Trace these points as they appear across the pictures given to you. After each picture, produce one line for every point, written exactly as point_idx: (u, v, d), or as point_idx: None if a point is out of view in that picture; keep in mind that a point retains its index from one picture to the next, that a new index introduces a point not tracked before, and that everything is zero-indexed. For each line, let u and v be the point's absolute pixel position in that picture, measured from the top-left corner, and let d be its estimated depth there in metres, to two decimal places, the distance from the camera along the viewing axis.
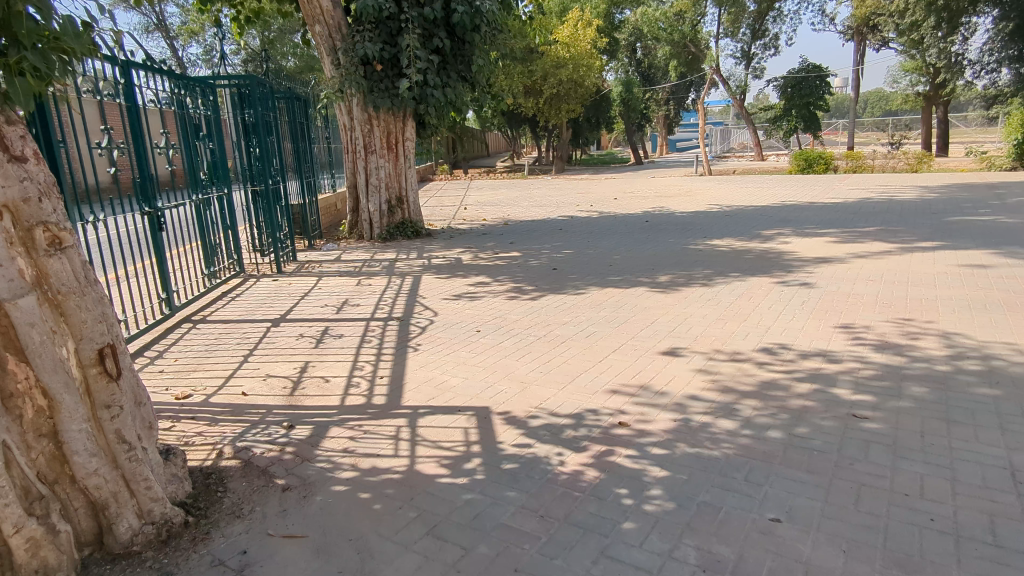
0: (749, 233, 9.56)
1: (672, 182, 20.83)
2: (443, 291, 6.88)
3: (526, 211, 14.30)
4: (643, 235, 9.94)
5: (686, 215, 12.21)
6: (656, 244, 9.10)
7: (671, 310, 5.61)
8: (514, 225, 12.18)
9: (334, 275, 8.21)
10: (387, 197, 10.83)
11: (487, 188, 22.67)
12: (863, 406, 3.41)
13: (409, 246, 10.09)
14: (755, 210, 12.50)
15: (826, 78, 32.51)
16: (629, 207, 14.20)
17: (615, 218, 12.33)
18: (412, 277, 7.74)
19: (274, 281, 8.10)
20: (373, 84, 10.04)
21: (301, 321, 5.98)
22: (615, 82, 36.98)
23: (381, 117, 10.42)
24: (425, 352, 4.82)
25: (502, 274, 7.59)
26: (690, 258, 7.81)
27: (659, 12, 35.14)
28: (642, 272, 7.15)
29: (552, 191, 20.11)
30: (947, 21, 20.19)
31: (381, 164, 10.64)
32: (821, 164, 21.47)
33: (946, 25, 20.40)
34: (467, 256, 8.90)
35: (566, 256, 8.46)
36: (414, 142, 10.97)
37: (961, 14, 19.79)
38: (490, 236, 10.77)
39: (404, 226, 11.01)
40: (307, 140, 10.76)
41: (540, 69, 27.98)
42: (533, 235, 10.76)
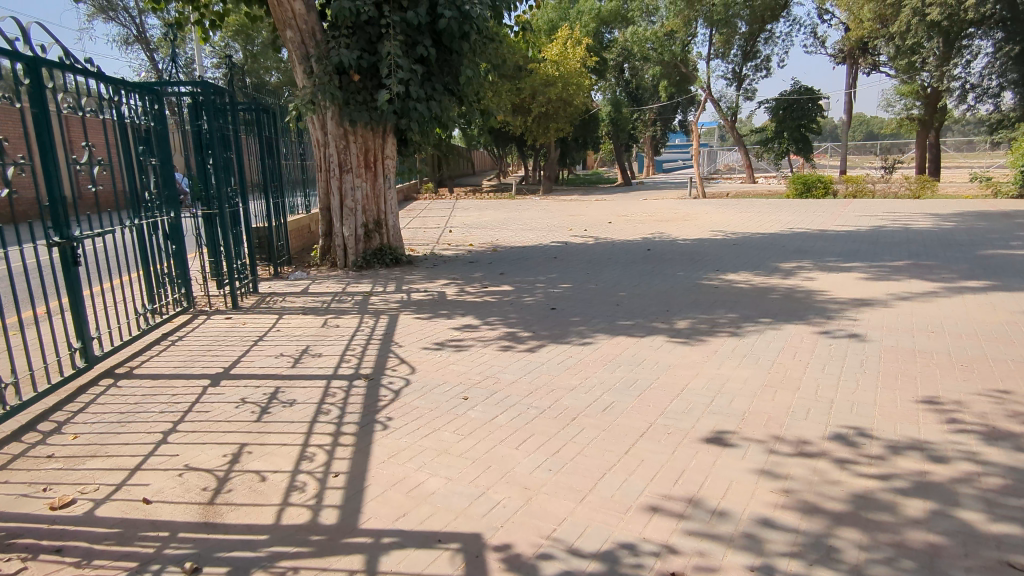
0: (766, 267, 8.65)
1: (667, 206, 20.04)
2: (424, 337, 5.82)
3: (516, 235, 13.32)
4: (648, 268, 8.96)
5: (690, 243, 11.30)
6: (663, 279, 8.13)
7: (702, 370, 4.59)
8: (504, 252, 11.16)
9: (296, 311, 7.09)
10: (363, 221, 9.76)
11: (471, 209, 21.63)
12: (1017, 548, 2.41)
13: (387, 276, 9.02)
14: (763, 238, 11.62)
15: (818, 100, 32.22)
16: (626, 233, 13.28)
17: (613, 246, 11.37)
18: (388, 317, 6.67)
19: (227, 318, 6.95)
20: (348, 96, 9.06)
21: (249, 375, 4.87)
22: (605, 102, 36.44)
23: (358, 132, 9.43)
24: (397, 430, 3.75)
25: (492, 315, 6.55)
26: (708, 298, 6.85)
27: (649, 32, 34.77)
28: (655, 317, 6.15)
29: (542, 213, 19.21)
30: (948, 44, 19.80)
31: (358, 184, 9.60)
32: (820, 188, 20.86)
33: (947, 48, 20.01)
34: (452, 291, 7.86)
35: (565, 293, 7.44)
36: (394, 161, 9.97)
37: (963, 37, 19.41)
38: (478, 265, 9.76)
39: (382, 253, 9.93)
40: (275, 157, 9.67)
41: (529, 87, 27.24)
42: (525, 264, 9.75)
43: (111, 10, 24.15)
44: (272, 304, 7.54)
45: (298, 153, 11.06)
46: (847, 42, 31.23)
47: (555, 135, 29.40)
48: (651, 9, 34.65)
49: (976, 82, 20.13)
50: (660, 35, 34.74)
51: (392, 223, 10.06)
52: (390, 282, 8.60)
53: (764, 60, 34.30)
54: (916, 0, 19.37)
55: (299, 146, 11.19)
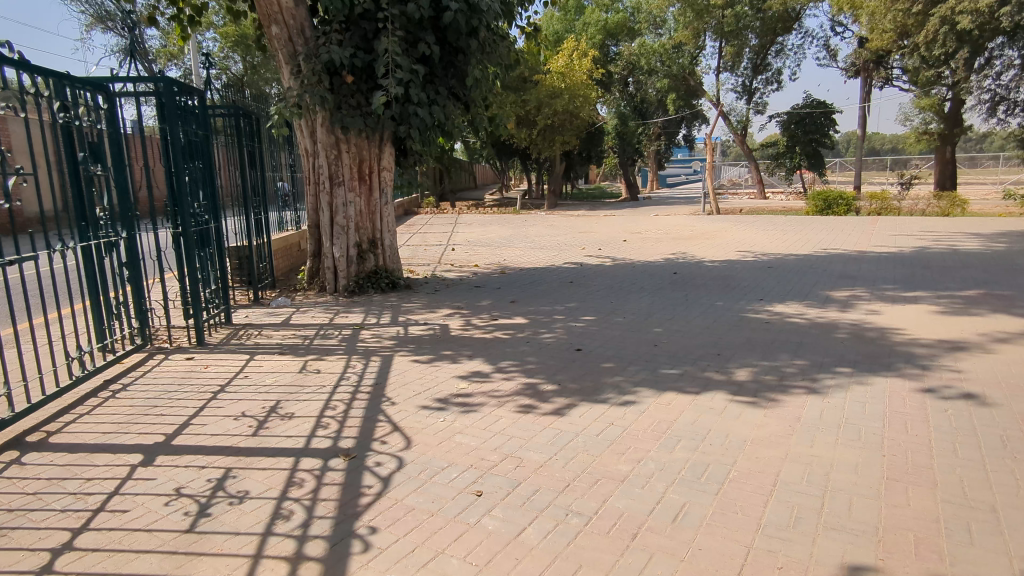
0: (816, 296, 7.57)
1: (682, 222, 19.00)
2: (423, 389, 4.70)
3: (524, 255, 12.23)
4: (679, 296, 7.86)
5: (718, 266, 10.23)
6: (701, 311, 7.02)
7: (791, 450, 3.46)
8: (513, 274, 10.05)
9: (270, 351, 5.95)
10: (355, 240, 8.65)
11: (475, 225, 20.60)
12: None
13: (382, 304, 7.91)
14: (799, 260, 10.51)
15: (832, 115, 31.31)
16: (644, 253, 12.22)
17: (633, 268, 10.27)
18: (380, 358, 5.56)
19: (188, 358, 5.81)
20: (338, 98, 8.01)
21: (193, 450, 3.74)
22: (611, 115, 35.58)
23: (352, 141, 8.40)
24: (384, 553, 2.63)
25: (505, 357, 5.44)
26: (762, 337, 5.76)
27: (658, 44, 33.97)
28: (706, 364, 5.02)
29: (550, 229, 18.16)
30: (977, 55, 18.87)
31: (351, 199, 8.53)
32: (841, 205, 19.88)
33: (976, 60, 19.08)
34: (456, 324, 6.75)
35: (590, 330, 6.32)
36: (392, 173, 8.91)
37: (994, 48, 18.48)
38: (485, 290, 8.67)
39: (377, 277, 8.82)
40: (258, 168, 8.59)
41: (534, 98, 26.22)
42: (538, 289, 8.65)
43: (109, 19, 23.21)
44: (244, 340, 6.37)
45: (284, 165, 9.99)
46: (862, 54, 30.34)
47: (560, 149, 28.43)
48: (659, 21, 33.84)
49: (1006, 95, 19.17)
50: (668, 48, 33.91)
51: (389, 243, 8.96)
52: (385, 311, 7.50)
53: (775, 73, 33.49)
54: (944, 9, 18.46)
55: (286, 157, 10.12)
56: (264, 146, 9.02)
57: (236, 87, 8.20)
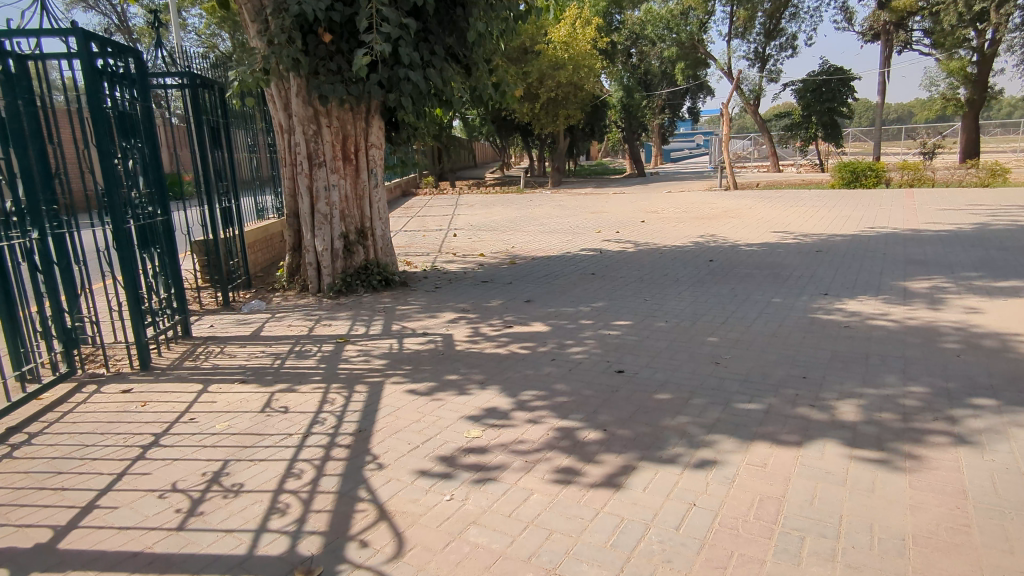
0: (890, 288, 6.35)
1: (700, 199, 17.74)
2: (421, 439, 3.50)
3: (534, 240, 10.99)
4: (724, 291, 6.62)
5: (758, 251, 8.99)
6: (758, 311, 5.78)
7: (984, 561, 2.27)
8: (523, 264, 8.83)
9: (228, 377, 4.72)
10: (341, 230, 7.35)
11: (478, 206, 19.32)
12: None
13: (373, 306, 6.70)
14: (848, 243, 9.28)
15: (850, 82, 29.87)
16: (668, 235, 10.98)
17: (660, 255, 9.02)
18: (366, 388, 4.36)
19: (123, 391, 4.55)
20: (312, 60, 6.72)
21: (85, 562, 2.55)
22: (616, 87, 34.04)
23: (333, 112, 7.13)
24: None
25: (527, 386, 4.22)
26: (851, 351, 4.54)
27: (665, 10, 32.18)
28: (793, 396, 3.81)
29: (559, 209, 16.91)
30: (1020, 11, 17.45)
31: (334, 182, 7.25)
32: (871, 176, 18.65)
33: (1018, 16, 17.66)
34: (461, 334, 5.53)
35: (629, 340, 5.10)
36: (382, 151, 7.64)
37: None
38: (495, 286, 7.45)
39: (368, 273, 7.51)
40: (225, 149, 7.29)
41: (536, 70, 24.60)
42: (554, 283, 7.44)
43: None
44: (201, 361, 5.10)
45: (254, 145, 8.67)
46: (884, 16, 28.72)
47: (565, 124, 26.98)
48: None
49: None
50: (676, 14, 32.13)
51: (381, 232, 7.67)
52: (376, 316, 6.28)
53: (789, 38, 31.86)
54: None
55: (256, 136, 8.81)
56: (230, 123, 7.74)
57: (225, 62, 7.29)
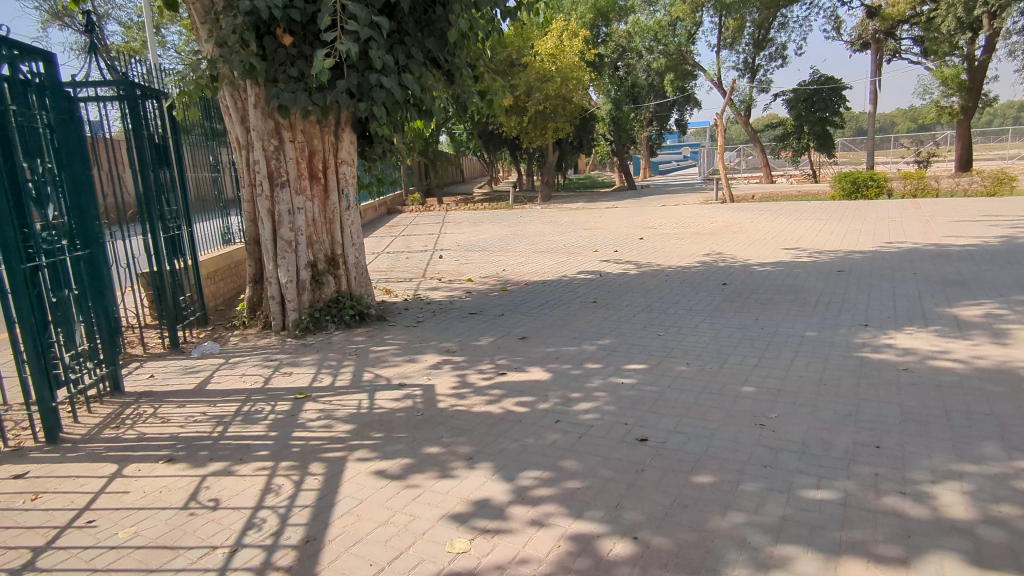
0: (939, 317, 5.55)
1: (697, 213, 17.03)
2: (389, 556, 2.60)
3: (525, 262, 10.11)
4: (748, 323, 5.76)
5: (773, 272, 8.19)
6: (793, 350, 4.92)
7: None
8: (516, 291, 7.96)
9: (153, 452, 3.78)
10: (308, 259, 6.45)
11: (465, 223, 18.46)
12: None
13: (344, 348, 5.77)
14: (869, 261, 8.52)
15: (842, 91, 29.74)
16: (671, 254, 10.18)
17: (666, 279, 8.18)
18: (323, 469, 3.44)
19: (15, 476, 3.58)
20: (270, 65, 5.87)
21: None
22: (604, 100, 33.50)
23: (297, 125, 6.27)
24: None
25: (528, 464, 3.32)
26: (924, 406, 3.69)
27: (653, 22, 31.65)
28: (872, 477, 2.94)
29: (550, 226, 16.10)
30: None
31: (299, 204, 6.37)
32: (873, 187, 18.14)
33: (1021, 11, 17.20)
34: (445, 386, 4.61)
35: (648, 392, 4.22)
36: (354, 168, 6.77)
37: None
38: (485, 320, 6.58)
39: (340, 307, 6.59)
40: (175, 167, 6.40)
41: (523, 83, 23.93)
42: (551, 315, 6.56)
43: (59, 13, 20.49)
44: (124, 429, 4.13)
45: (209, 163, 7.76)
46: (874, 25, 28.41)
47: (553, 137, 26.27)
48: None
49: None
50: (664, 25, 31.63)
51: (355, 260, 6.77)
52: (346, 362, 5.36)
53: (778, 48, 31.53)
54: None
55: (212, 153, 7.90)
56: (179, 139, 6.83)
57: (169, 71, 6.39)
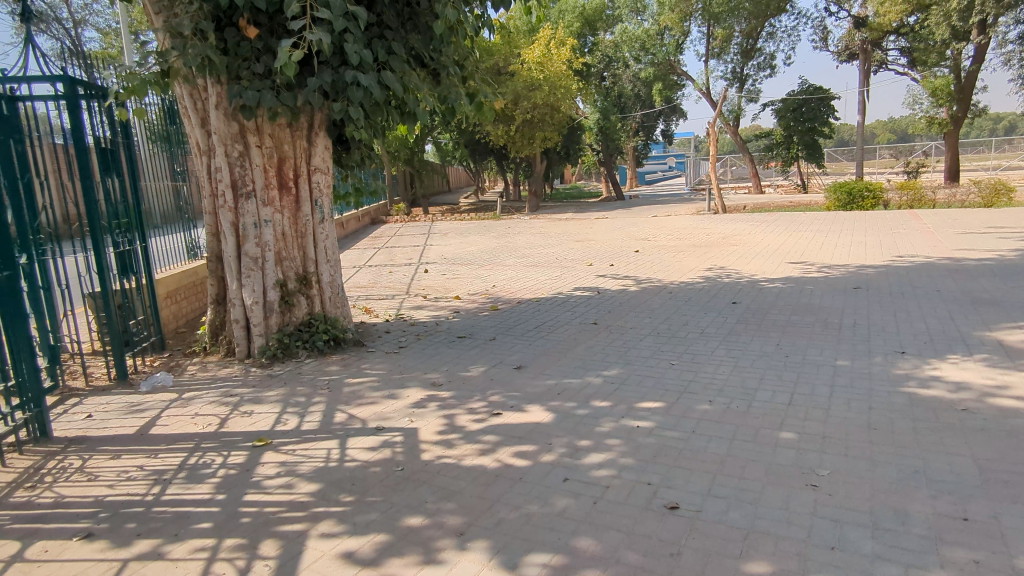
0: (983, 344, 4.98)
1: (691, 224, 16.52)
2: None
3: (516, 277, 9.48)
4: (770, 350, 5.16)
5: (785, 289, 7.62)
6: (829, 385, 4.32)
7: None
8: (508, 310, 7.30)
9: (69, 524, 3.06)
10: (277, 278, 5.76)
11: (451, 234, 17.79)
12: None
13: (315, 380, 5.08)
14: (885, 278, 7.99)
15: (830, 101, 29.61)
16: (671, 268, 9.60)
17: (670, 297, 7.58)
18: (278, 550, 2.75)
19: None
20: (232, 60, 5.17)
21: None
22: (592, 109, 33.12)
23: (264, 129, 5.61)
24: None
25: (534, 544, 2.66)
26: (1006, 461, 3.09)
27: (641, 30, 30.84)
28: (973, 566, 2.33)
29: (540, 238, 15.49)
30: None
31: (267, 216, 5.69)
32: (868, 198, 17.78)
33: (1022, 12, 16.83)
34: (430, 430, 3.94)
35: (670, 440, 3.59)
36: (329, 176, 6.10)
37: None
38: (475, 344, 5.91)
39: (312, 331, 5.90)
40: (124, 175, 5.67)
41: (511, 90, 23.40)
42: (549, 340, 5.92)
43: None
44: (40, 491, 3.41)
45: (172, 172, 7.05)
46: (862, 35, 28.31)
47: (541, 146, 25.73)
48: (639, 6, 30.62)
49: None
50: (652, 34, 31.03)
51: (329, 278, 6.07)
52: (316, 398, 4.67)
53: (766, 58, 31.38)
54: None
55: (175, 161, 7.18)
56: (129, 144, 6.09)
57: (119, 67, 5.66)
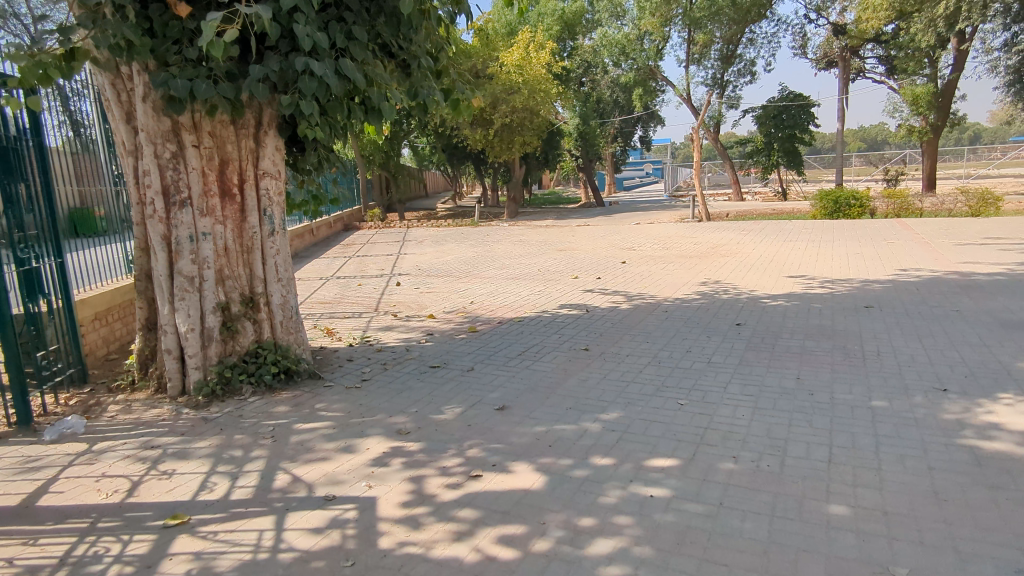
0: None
1: (676, 232, 15.92)
2: None
3: (496, 292, 8.71)
4: (791, 387, 4.47)
5: (791, 308, 6.98)
6: (871, 435, 3.63)
7: None
8: (487, 333, 6.53)
9: None
10: (217, 300, 4.92)
11: (427, 242, 16.95)
12: None
13: (257, 425, 4.24)
14: (896, 295, 7.39)
15: (810, 108, 29.44)
16: (663, 282, 8.93)
17: (666, 316, 6.88)
18: None
19: None
20: (158, 43, 4.35)
21: None
22: (572, 114, 32.52)
23: (202, 125, 4.80)
24: None
25: None
26: None
27: (620, 35, 29.54)
28: None
29: (521, 246, 14.74)
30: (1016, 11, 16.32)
31: (206, 228, 4.85)
32: (855, 206, 17.40)
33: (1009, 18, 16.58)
34: (391, 502, 3.15)
35: (694, 518, 2.85)
36: (281, 181, 5.28)
37: None
38: (449, 377, 5.13)
39: (260, 361, 5.07)
40: (32, 178, 4.75)
41: (489, 94, 22.65)
42: (535, 371, 5.16)
43: None
44: None
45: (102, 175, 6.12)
46: (842, 42, 28.13)
47: (520, 151, 25.02)
48: (619, 10, 29.96)
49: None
50: (631, 39, 29.34)
51: (280, 300, 5.24)
52: (256, 451, 3.83)
53: (746, 65, 31.14)
54: None
55: (110, 162, 6.34)
56: (84, 144, 5.99)
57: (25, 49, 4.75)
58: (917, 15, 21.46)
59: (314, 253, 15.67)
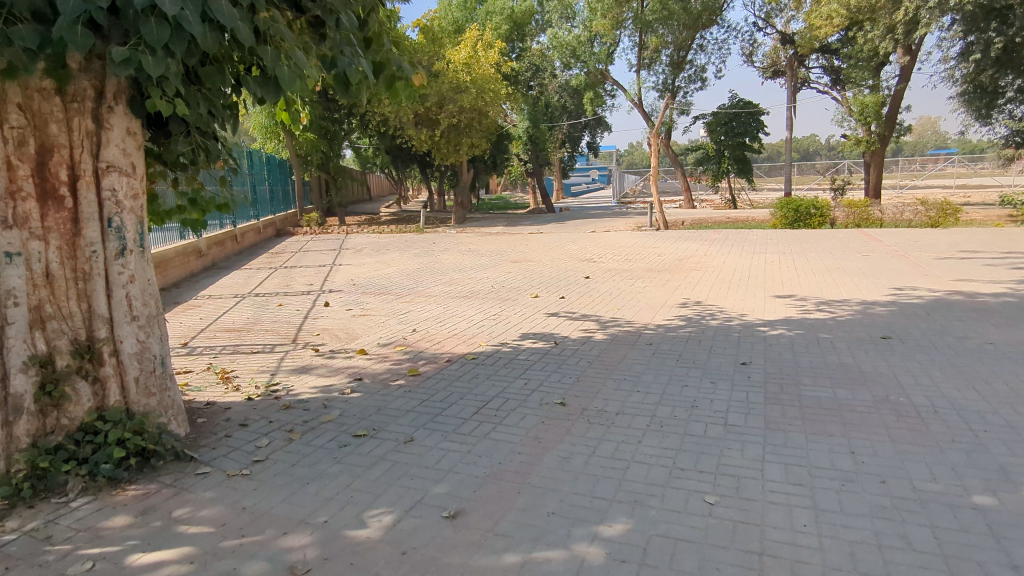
0: None
1: (636, 242, 14.88)
2: None
3: (443, 316, 7.30)
4: (852, 471, 3.25)
5: (797, 339, 5.86)
6: (1010, 568, 2.44)
7: None
8: (430, 377, 5.10)
9: None
10: (29, 353, 3.32)
11: (367, 251, 15.31)
12: None
13: (66, 561, 2.70)
14: (909, 321, 6.40)
15: (760, 116, 29.22)
16: (637, 303, 7.72)
17: (653, 351, 5.62)
18: None
19: None
20: None
21: None
22: (521, 117, 31.32)
23: (7, 94, 3.22)
24: None
25: None
26: None
27: (571, 37, 28.47)
28: None
29: (471, 257, 13.34)
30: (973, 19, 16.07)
31: (13, 246, 3.26)
32: (815, 215, 16.82)
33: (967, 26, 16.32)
34: None
35: None
36: (138, 178, 3.73)
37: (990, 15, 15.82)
38: (378, 453, 3.69)
39: (100, 442, 3.48)
40: None
41: (435, 92, 21.16)
42: (497, 442, 3.78)
43: None
44: None
45: None
46: (791, 52, 27.95)
47: (467, 153, 23.59)
48: (570, 12, 28.94)
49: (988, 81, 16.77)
50: (582, 41, 28.30)
51: (135, 347, 3.68)
52: None
53: (697, 71, 30.70)
54: None
55: None
56: None
57: None
58: (869, 23, 21.25)
59: (235, 263, 13.78)
